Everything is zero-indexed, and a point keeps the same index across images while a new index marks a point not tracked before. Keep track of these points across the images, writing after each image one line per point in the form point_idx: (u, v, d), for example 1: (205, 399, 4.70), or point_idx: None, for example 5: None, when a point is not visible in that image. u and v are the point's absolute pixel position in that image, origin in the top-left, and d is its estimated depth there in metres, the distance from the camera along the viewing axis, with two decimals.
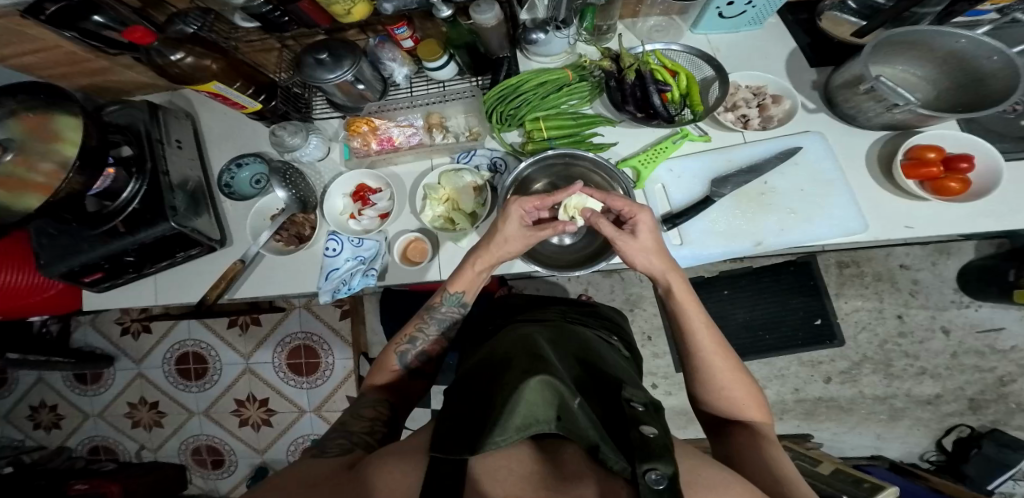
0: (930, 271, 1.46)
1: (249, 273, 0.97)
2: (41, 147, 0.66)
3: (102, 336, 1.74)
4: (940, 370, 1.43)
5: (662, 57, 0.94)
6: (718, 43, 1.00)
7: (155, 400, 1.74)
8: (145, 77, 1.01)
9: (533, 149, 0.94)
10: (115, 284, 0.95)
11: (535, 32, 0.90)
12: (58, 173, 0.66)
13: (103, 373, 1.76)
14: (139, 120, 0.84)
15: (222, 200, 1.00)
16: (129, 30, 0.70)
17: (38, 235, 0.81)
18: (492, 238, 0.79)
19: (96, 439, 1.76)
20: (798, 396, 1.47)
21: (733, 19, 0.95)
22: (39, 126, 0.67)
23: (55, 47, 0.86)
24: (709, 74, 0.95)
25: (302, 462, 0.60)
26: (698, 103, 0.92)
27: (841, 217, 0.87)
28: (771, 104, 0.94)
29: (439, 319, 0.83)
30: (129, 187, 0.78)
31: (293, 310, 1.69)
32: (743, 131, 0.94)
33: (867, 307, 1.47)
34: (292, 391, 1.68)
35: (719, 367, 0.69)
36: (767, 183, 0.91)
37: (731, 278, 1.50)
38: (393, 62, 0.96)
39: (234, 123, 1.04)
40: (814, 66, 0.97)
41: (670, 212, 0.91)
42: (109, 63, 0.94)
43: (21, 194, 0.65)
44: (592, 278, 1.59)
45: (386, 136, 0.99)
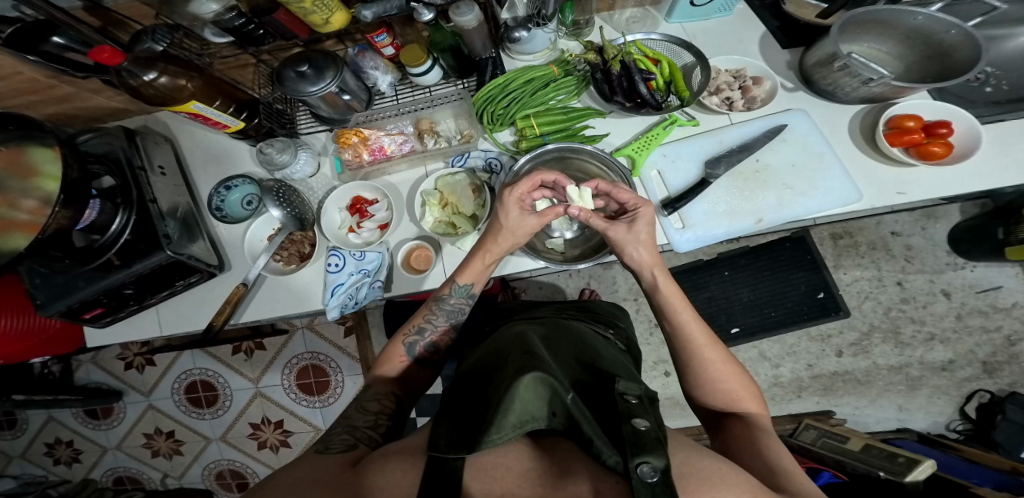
0: (921, 235, 1.47)
1: (254, 295, 0.96)
2: (21, 185, 0.67)
3: (105, 372, 1.72)
4: (948, 334, 1.43)
5: (643, 47, 0.93)
6: (693, 32, 0.99)
7: (171, 429, 1.72)
8: (117, 102, 1.00)
9: (528, 146, 0.94)
10: (116, 318, 0.94)
11: (518, 30, 0.88)
12: (41, 209, 0.66)
13: (114, 408, 1.74)
14: (117, 147, 0.83)
15: (215, 223, 0.99)
16: (96, 50, 0.68)
17: (31, 275, 0.80)
18: (496, 231, 0.81)
19: (119, 470, 1.75)
20: (813, 373, 1.46)
21: (705, 6, 0.94)
22: (13, 161, 0.68)
23: (14, 74, 0.83)
24: (689, 59, 0.93)
25: (305, 458, 0.58)
26: (684, 89, 0.91)
27: (836, 187, 0.86)
28: (752, 86, 0.92)
29: (449, 309, 0.83)
30: (117, 220, 0.77)
31: (296, 331, 1.68)
32: (729, 113, 0.93)
33: (866, 276, 1.47)
34: (306, 411, 1.67)
35: (711, 359, 0.70)
36: (759, 160, 0.90)
37: (729, 260, 1.50)
38: (376, 70, 0.96)
39: (219, 146, 1.03)
40: (787, 48, 0.95)
41: (668, 198, 0.91)
42: (74, 88, 0.92)
43: (9, 234, 0.65)
44: (593, 272, 1.58)
45: (377, 145, 0.98)
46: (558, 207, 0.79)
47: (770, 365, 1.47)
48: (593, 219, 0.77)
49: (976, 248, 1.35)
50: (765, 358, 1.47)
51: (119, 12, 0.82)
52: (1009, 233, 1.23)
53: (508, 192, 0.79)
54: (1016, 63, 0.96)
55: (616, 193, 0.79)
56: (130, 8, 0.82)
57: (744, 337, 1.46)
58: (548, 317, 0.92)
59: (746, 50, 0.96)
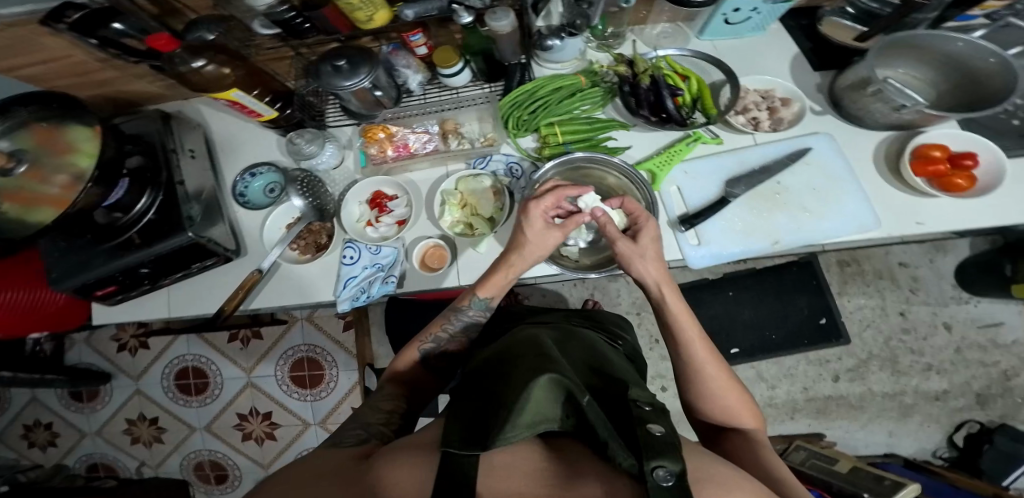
0: (929, 267, 1.48)
1: (266, 283, 0.97)
2: (53, 159, 0.69)
3: (97, 353, 1.72)
4: (945, 366, 1.44)
5: (673, 62, 0.95)
6: (722, 50, 1.00)
7: (155, 416, 1.71)
8: (156, 87, 1.01)
9: (550, 153, 0.95)
10: (127, 296, 0.94)
11: (552, 39, 0.89)
12: (71, 186, 0.67)
13: (99, 391, 1.73)
14: (152, 130, 0.85)
15: (235, 208, 1.00)
16: (152, 37, 0.69)
17: (49, 251, 0.81)
18: (521, 245, 0.81)
19: (94, 456, 1.74)
20: (808, 396, 1.46)
21: (737, 26, 0.95)
22: (50, 138, 0.71)
23: (68, 56, 0.85)
24: (719, 77, 0.96)
25: (320, 451, 0.59)
26: (711, 107, 0.92)
27: (853, 213, 0.87)
28: (780, 108, 0.94)
29: (466, 321, 0.83)
30: (142, 200, 0.77)
31: (295, 323, 1.68)
32: (754, 133, 0.94)
33: (870, 304, 1.48)
34: (297, 405, 1.67)
35: (713, 376, 0.70)
36: (780, 182, 0.91)
37: (735, 279, 1.50)
38: (408, 69, 0.97)
39: (247, 132, 1.05)
40: (817, 69, 0.97)
41: (686, 213, 0.92)
42: (118, 72, 0.93)
43: (34, 207, 0.66)
44: (597, 283, 1.59)
45: (402, 142, 1.00)
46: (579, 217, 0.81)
47: (766, 386, 1.48)
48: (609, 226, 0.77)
49: (982, 282, 1.36)
50: (762, 379, 1.48)
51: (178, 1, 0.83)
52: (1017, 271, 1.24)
53: (532, 205, 0.81)
54: None
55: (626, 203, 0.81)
56: None
57: (743, 357, 1.47)
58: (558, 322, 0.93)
59: (778, 70, 0.98)
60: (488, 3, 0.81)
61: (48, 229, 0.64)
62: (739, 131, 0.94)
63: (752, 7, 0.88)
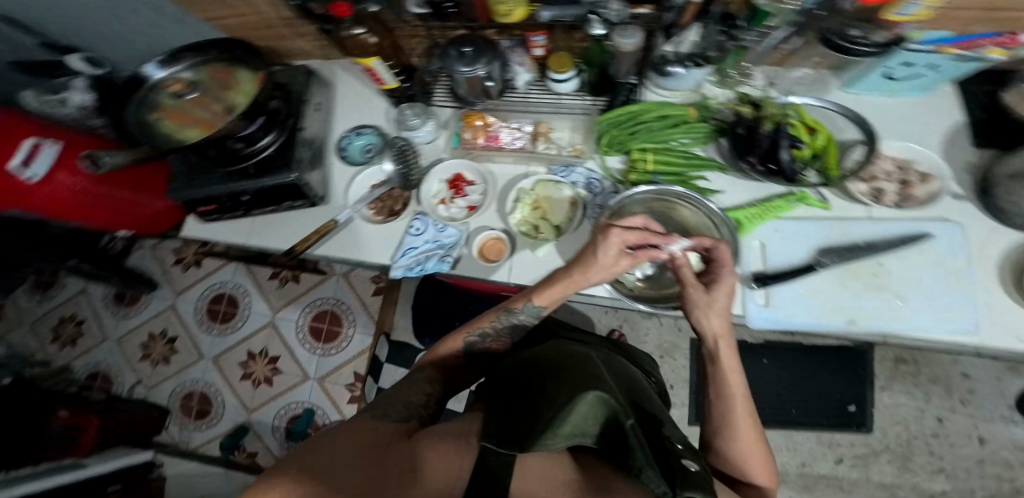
0: (993, 383, 1.33)
1: (337, 234, 1.02)
2: (218, 92, 0.82)
3: (155, 261, 1.94)
4: (958, 472, 1.30)
5: (802, 112, 0.89)
6: (867, 105, 0.95)
7: (173, 335, 1.86)
8: (309, 46, 1.10)
9: (636, 179, 0.94)
10: (220, 216, 1.03)
11: (673, 65, 0.89)
12: (222, 117, 0.81)
13: (138, 300, 1.93)
14: (297, 81, 0.96)
15: (334, 161, 1.06)
16: (335, 4, 0.79)
17: (181, 162, 0.91)
18: (587, 265, 0.77)
19: (100, 365, 1.88)
20: (802, 470, 1.36)
21: (896, 83, 0.89)
22: (222, 72, 0.82)
23: (256, 13, 0.98)
24: (856, 135, 0.92)
25: (362, 420, 0.61)
26: (832, 167, 0.88)
27: (953, 314, 0.80)
28: (916, 183, 0.87)
29: (514, 323, 0.84)
30: (267, 138, 0.86)
31: (330, 277, 1.81)
32: (871, 205, 0.88)
33: (907, 404, 1.35)
34: (304, 355, 1.75)
35: (744, 437, 0.71)
36: (882, 265, 0.85)
37: (772, 348, 1.43)
38: (519, 66, 1.00)
39: (363, 95, 1.11)
40: (978, 145, 0.89)
41: (762, 270, 0.88)
42: (288, 31, 1.04)
43: (186, 127, 0.79)
44: (629, 316, 1.56)
45: (494, 134, 1.02)
46: (652, 251, 0.75)
47: None
48: (683, 270, 0.74)
49: None
50: None
51: None
52: None
53: (616, 231, 0.74)
54: None
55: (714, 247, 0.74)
56: None
57: None
58: (596, 344, 0.93)
59: (925, 141, 0.91)
60: (622, 18, 0.81)
61: (185, 148, 0.74)
62: (856, 199, 0.88)
63: (929, 63, 0.80)
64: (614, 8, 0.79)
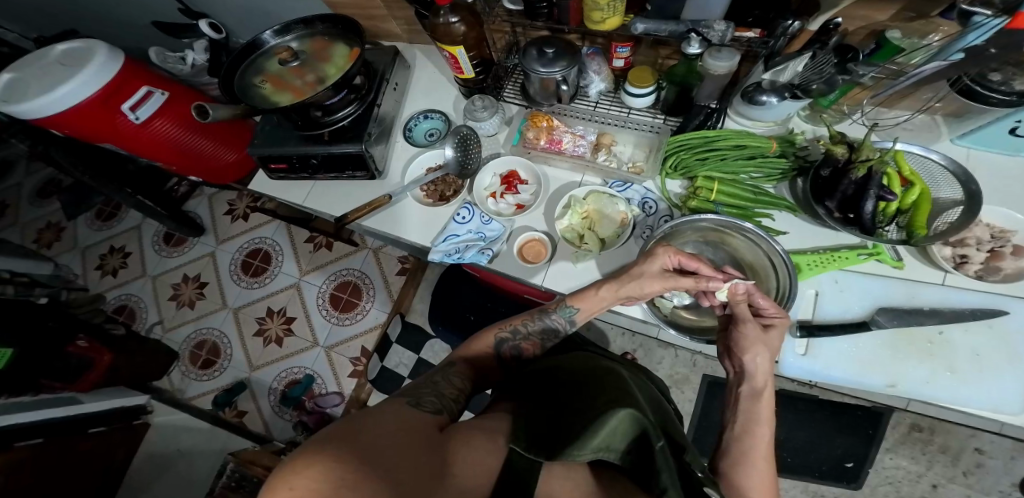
0: (1002, 461, 1.25)
1: (387, 209, 1.05)
2: (315, 64, 0.91)
3: (208, 210, 2.08)
4: None
5: (902, 160, 0.82)
6: (979, 161, 0.88)
7: (205, 281, 1.96)
8: (400, 29, 1.14)
9: (696, 206, 0.92)
10: (286, 175, 1.07)
11: (768, 94, 0.84)
12: (312, 86, 0.89)
13: (184, 242, 2.05)
14: (384, 61, 1.00)
15: (399, 139, 1.09)
16: None
17: (264, 123, 0.97)
18: (628, 276, 0.80)
19: (130, 299, 1.99)
20: None
21: (1017, 140, 0.82)
22: (323, 48, 0.93)
23: None
24: (954, 195, 0.81)
25: (398, 404, 0.60)
26: (921, 225, 0.80)
27: (1002, 394, 0.75)
28: (1006, 255, 0.80)
29: (546, 325, 0.85)
30: (347, 109, 0.91)
31: (363, 249, 1.88)
32: (947, 272, 0.83)
33: (907, 467, 1.30)
34: (319, 320, 1.81)
35: (758, 481, 0.69)
36: (943, 332, 0.80)
37: (789, 399, 1.39)
38: (596, 75, 0.99)
39: (442, 83, 1.13)
40: None
41: (809, 320, 0.85)
42: (387, 12, 1.06)
43: (282, 92, 0.89)
44: (646, 342, 1.54)
45: (557, 138, 1.02)
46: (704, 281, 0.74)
47: None
48: (741, 305, 0.73)
49: None
50: None
51: None
52: None
53: (660, 249, 0.78)
54: None
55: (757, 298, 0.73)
56: None
57: None
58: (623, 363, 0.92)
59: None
60: (721, 40, 0.81)
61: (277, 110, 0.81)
62: (936, 263, 0.83)
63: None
64: (719, 29, 0.81)
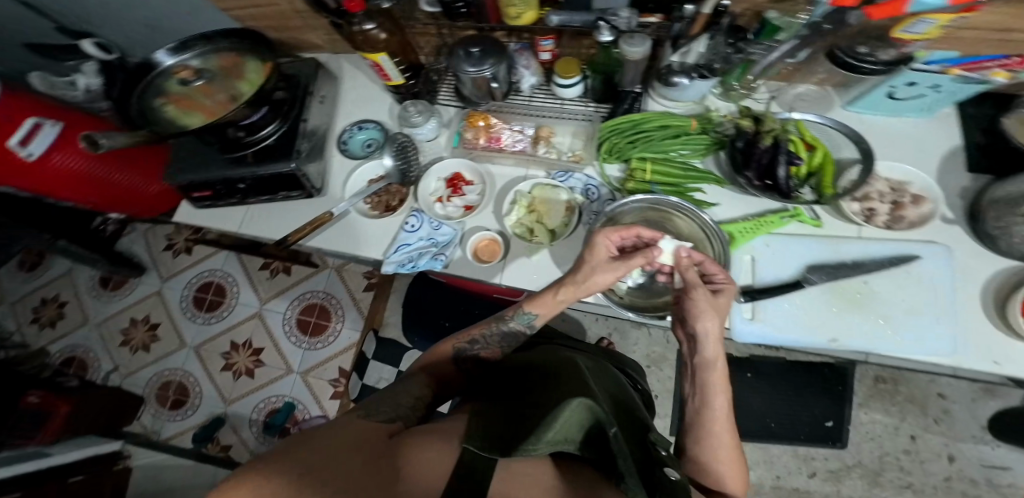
0: (967, 405, 1.36)
1: (333, 225, 1.02)
2: (223, 82, 0.86)
3: (144, 248, 1.94)
4: (927, 490, 1.33)
5: (804, 128, 0.89)
6: (869, 125, 0.97)
7: (157, 322, 1.85)
8: (320, 40, 1.10)
9: (634, 188, 0.95)
10: (214, 204, 1.03)
11: (679, 76, 0.88)
12: (224, 104, 0.85)
13: (126, 282, 1.91)
14: (303, 72, 0.96)
15: (333, 154, 1.06)
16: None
17: (179, 150, 0.92)
18: (579, 268, 0.79)
19: (77, 349, 1.85)
20: (777, 484, 1.39)
21: (899, 103, 0.90)
22: (231, 65, 0.87)
23: (272, 5, 0.98)
24: (852, 155, 0.90)
25: (350, 420, 0.61)
26: (827, 185, 0.87)
27: (932, 337, 0.82)
28: (908, 205, 0.88)
29: (506, 331, 0.84)
30: (270, 127, 0.88)
31: (325, 268, 1.81)
32: (860, 226, 0.90)
33: (883, 422, 1.38)
34: (289, 347, 1.74)
35: (722, 444, 0.73)
36: (866, 283, 0.86)
37: (761, 364, 1.45)
38: (525, 70, 1.01)
39: (373, 90, 1.11)
40: (971, 171, 0.90)
41: (751, 286, 0.90)
42: (303, 24, 1.04)
43: (190, 113, 0.84)
44: (620, 325, 1.58)
45: (496, 135, 1.03)
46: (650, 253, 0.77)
47: None
48: (688, 267, 0.76)
49: None
50: None
51: None
52: None
53: (601, 234, 0.78)
54: None
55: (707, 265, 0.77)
56: None
57: None
58: (593, 354, 0.93)
59: (922, 164, 0.93)
60: (632, 27, 0.82)
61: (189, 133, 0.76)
62: (848, 218, 0.90)
63: (931, 84, 0.82)
64: (625, 16, 0.82)
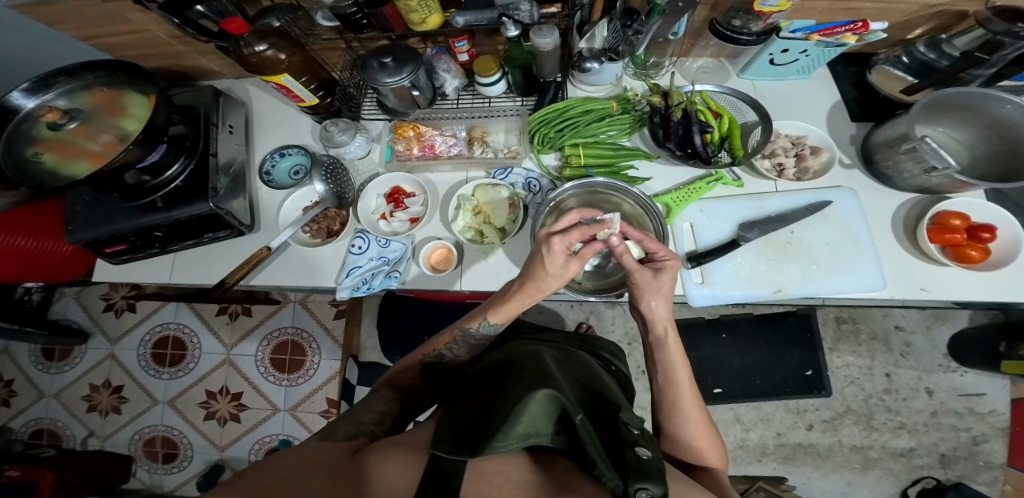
0: (924, 334, 1.47)
1: (274, 259, 0.98)
2: (104, 121, 0.77)
3: (82, 311, 1.72)
4: (918, 426, 1.42)
5: (708, 98, 0.96)
6: (763, 90, 1.02)
7: (121, 384, 1.67)
8: (215, 65, 1.06)
9: (571, 174, 0.97)
10: (134, 257, 0.96)
11: (591, 60, 0.91)
12: (114, 144, 0.75)
13: (73, 350, 1.71)
14: (201, 102, 0.90)
15: (258, 186, 1.01)
16: (228, 20, 0.74)
17: (74, 202, 0.84)
18: (539, 276, 0.77)
19: (44, 421, 1.67)
20: (779, 441, 1.45)
21: (780, 68, 0.97)
22: (109, 100, 0.79)
23: (144, 31, 0.92)
24: (753, 118, 0.96)
25: (309, 443, 0.60)
26: (738, 147, 0.93)
27: (864, 275, 0.88)
28: (809, 156, 0.95)
29: (470, 338, 0.84)
30: (176, 166, 0.82)
31: (288, 304, 1.68)
32: (776, 180, 0.95)
33: (857, 363, 1.47)
34: (269, 387, 1.63)
35: (694, 419, 0.73)
36: (793, 233, 0.92)
37: (732, 323, 1.51)
38: (447, 73, 1.00)
39: (284, 116, 1.07)
40: (855, 120, 0.99)
41: (694, 252, 0.93)
42: (187, 49, 0.99)
43: (74, 160, 0.74)
44: (595, 308, 1.60)
45: (429, 143, 1.02)
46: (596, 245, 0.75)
47: (741, 428, 1.46)
48: (626, 259, 0.75)
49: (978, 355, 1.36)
50: (739, 421, 1.46)
51: None
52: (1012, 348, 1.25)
53: (557, 239, 0.73)
54: None
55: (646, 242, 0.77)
56: None
57: (723, 399, 1.46)
58: (559, 342, 0.93)
59: (815, 119, 1.00)
60: (536, 20, 0.85)
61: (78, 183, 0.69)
62: (764, 176, 0.95)
63: (801, 49, 0.88)
64: (525, 10, 0.84)
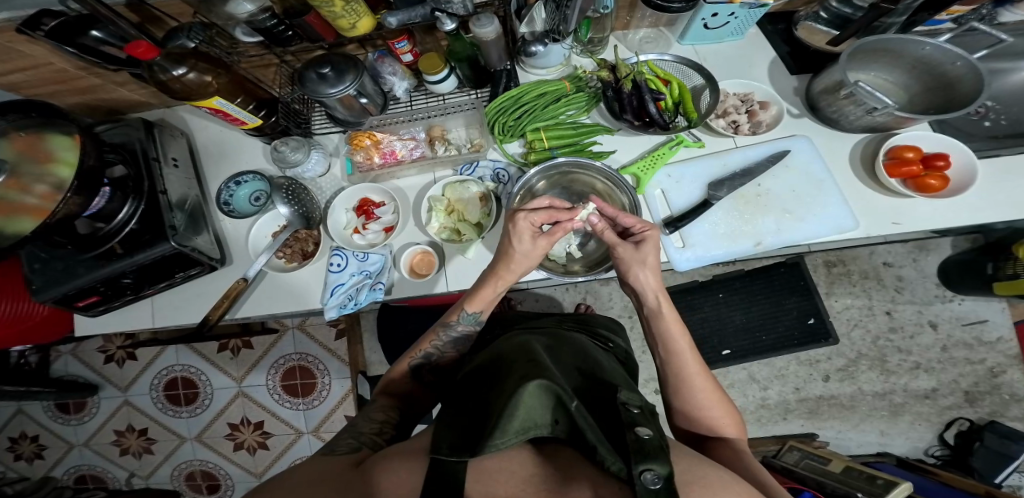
0: (913, 267, 1.49)
1: (252, 291, 0.96)
2: (34, 170, 0.68)
3: (84, 364, 1.66)
4: (933, 364, 1.45)
5: (655, 67, 0.96)
6: (705, 53, 1.02)
7: (144, 427, 1.65)
8: (138, 94, 1.03)
9: (536, 158, 0.95)
10: (110, 307, 0.93)
11: (535, 44, 0.90)
12: (52, 195, 0.68)
13: (87, 402, 1.67)
14: (134, 138, 0.86)
15: (222, 218, 1.00)
16: (132, 45, 0.71)
17: (30, 260, 0.81)
18: (509, 258, 0.79)
19: (83, 468, 1.67)
20: (800, 396, 1.47)
21: (717, 31, 0.96)
22: (31, 147, 0.70)
23: (47, 64, 0.89)
24: (700, 82, 0.96)
25: (311, 459, 0.59)
26: (692, 110, 0.94)
27: (834, 216, 0.88)
28: (759, 111, 0.95)
29: (454, 336, 0.84)
30: (125, 208, 0.79)
31: (286, 331, 1.65)
32: (734, 136, 0.95)
33: (857, 304, 1.49)
34: (289, 413, 1.62)
35: (701, 388, 0.72)
36: (761, 185, 0.92)
37: (725, 282, 1.51)
38: (393, 76, 0.97)
39: (231, 143, 1.05)
40: (795, 73, 0.98)
41: (670, 217, 0.92)
42: (100, 80, 0.96)
43: (15, 217, 0.66)
44: (590, 287, 1.60)
45: (389, 149, 1.00)
46: (566, 225, 0.77)
47: (758, 387, 1.48)
48: (606, 233, 0.78)
49: (965, 281, 1.38)
50: (755, 381, 1.48)
51: (157, 8, 0.84)
52: (998, 268, 1.25)
53: (521, 216, 0.77)
54: (1017, 97, 0.99)
55: (622, 217, 0.79)
56: (170, 6, 0.85)
57: (734, 359, 1.48)
58: (549, 327, 0.93)
59: (755, 74, 0.99)
60: (472, 10, 0.82)
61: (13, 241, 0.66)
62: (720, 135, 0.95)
63: (729, 12, 0.88)
64: (458, 1, 0.81)
